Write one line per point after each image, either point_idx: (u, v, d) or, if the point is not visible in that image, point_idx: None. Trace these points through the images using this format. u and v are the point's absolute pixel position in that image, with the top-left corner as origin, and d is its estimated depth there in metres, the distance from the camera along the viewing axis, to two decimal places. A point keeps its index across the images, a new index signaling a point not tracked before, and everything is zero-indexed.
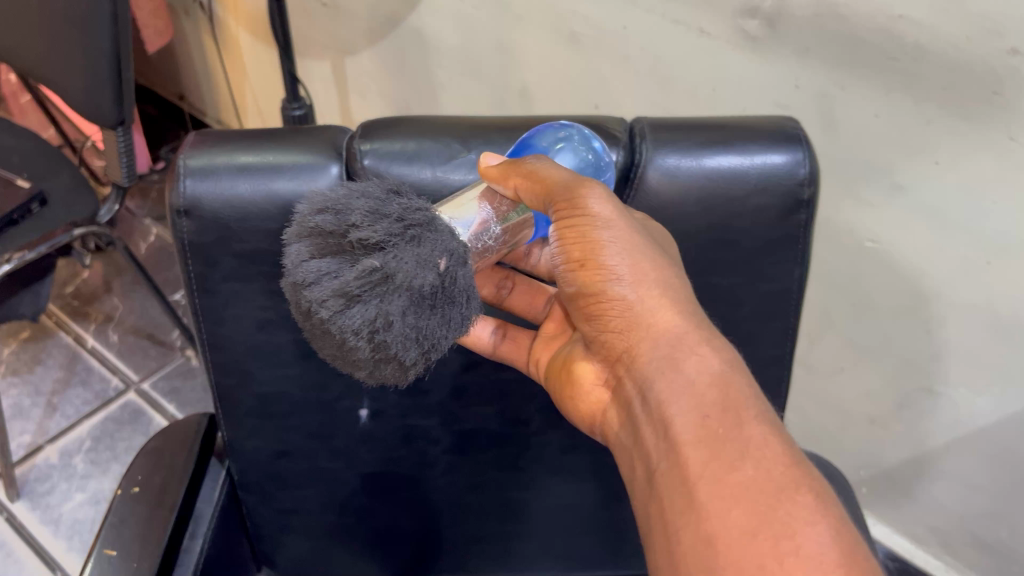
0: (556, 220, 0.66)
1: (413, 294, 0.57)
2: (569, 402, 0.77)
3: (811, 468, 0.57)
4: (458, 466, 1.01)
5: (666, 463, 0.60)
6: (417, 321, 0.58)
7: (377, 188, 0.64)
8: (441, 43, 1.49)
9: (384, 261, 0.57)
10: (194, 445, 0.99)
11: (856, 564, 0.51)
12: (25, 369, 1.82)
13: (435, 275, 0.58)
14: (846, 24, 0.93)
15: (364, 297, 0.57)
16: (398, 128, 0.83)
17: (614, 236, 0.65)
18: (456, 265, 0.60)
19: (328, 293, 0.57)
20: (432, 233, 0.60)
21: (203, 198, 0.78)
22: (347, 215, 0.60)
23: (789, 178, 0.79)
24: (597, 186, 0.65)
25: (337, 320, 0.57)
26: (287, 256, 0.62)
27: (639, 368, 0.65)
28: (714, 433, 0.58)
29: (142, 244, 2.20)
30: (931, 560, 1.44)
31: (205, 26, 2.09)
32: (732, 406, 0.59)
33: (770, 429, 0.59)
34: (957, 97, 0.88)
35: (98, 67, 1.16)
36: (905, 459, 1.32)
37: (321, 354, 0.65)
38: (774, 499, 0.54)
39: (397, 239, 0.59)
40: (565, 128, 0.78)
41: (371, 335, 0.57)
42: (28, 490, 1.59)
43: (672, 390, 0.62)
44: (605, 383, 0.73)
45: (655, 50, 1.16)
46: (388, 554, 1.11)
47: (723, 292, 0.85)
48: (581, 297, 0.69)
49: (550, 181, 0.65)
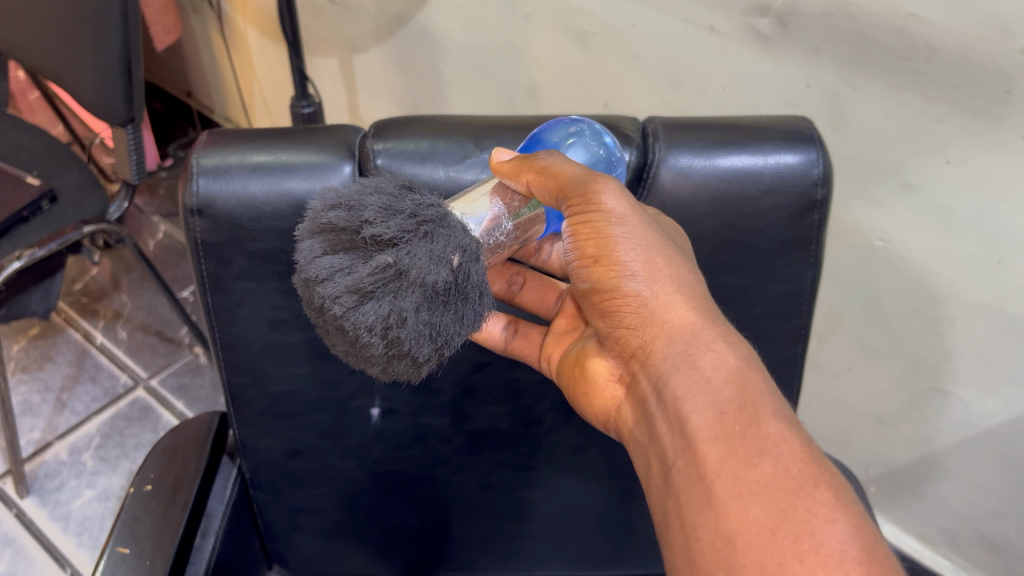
0: (569, 216, 0.67)
1: (427, 290, 0.57)
2: (582, 398, 0.77)
3: (830, 465, 0.57)
4: (468, 465, 1.01)
5: (681, 460, 0.60)
6: (430, 318, 0.58)
7: (389, 184, 0.64)
8: (449, 40, 1.49)
9: (397, 257, 0.57)
10: (205, 443, 1.00)
11: (878, 563, 0.50)
12: (34, 365, 1.82)
13: (448, 271, 0.58)
14: (857, 23, 0.93)
15: (377, 293, 0.57)
16: (411, 127, 0.83)
17: (629, 232, 0.65)
18: (469, 261, 0.60)
19: (342, 289, 0.57)
20: (445, 229, 0.60)
21: (216, 197, 0.78)
22: (360, 211, 0.61)
23: (802, 179, 0.79)
24: (609, 183, 0.65)
25: (350, 316, 0.57)
26: (300, 252, 0.62)
27: (654, 364, 0.65)
28: (731, 430, 0.58)
29: (151, 241, 2.21)
30: (940, 561, 1.44)
31: (213, 23, 2.10)
32: (749, 402, 0.59)
33: (787, 425, 0.58)
34: (969, 97, 0.88)
35: (108, 65, 1.17)
36: (914, 459, 1.32)
37: (334, 351, 0.65)
38: (793, 497, 0.53)
39: (410, 235, 0.59)
40: (576, 122, 0.77)
41: (385, 331, 0.57)
42: (38, 487, 1.60)
43: (688, 386, 0.62)
44: (618, 379, 0.73)
45: (665, 48, 1.15)
46: (398, 553, 1.11)
47: (734, 292, 0.85)
48: (594, 293, 0.69)
49: (564, 177, 0.65)
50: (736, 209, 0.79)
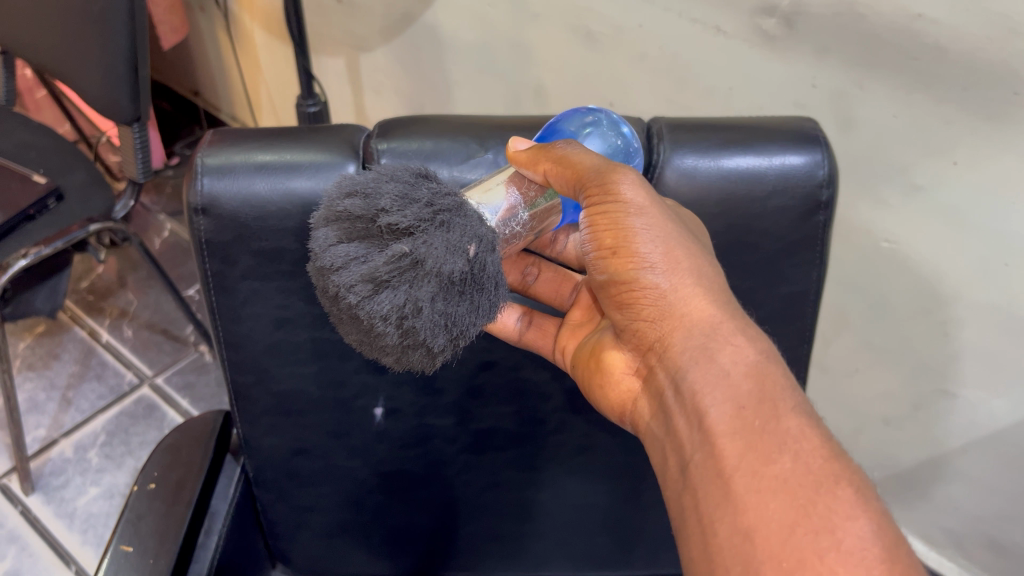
0: (586, 206, 0.67)
1: (443, 280, 0.57)
2: (598, 390, 0.77)
3: (849, 460, 0.56)
4: (473, 465, 1.01)
5: (699, 454, 0.59)
6: (446, 308, 0.58)
7: (405, 172, 0.64)
8: (455, 40, 1.49)
9: (413, 246, 0.57)
10: (209, 442, 1.00)
11: (899, 560, 0.50)
12: (40, 363, 1.83)
13: (465, 261, 0.58)
14: (866, 23, 0.92)
15: (393, 283, 0.57)
16: (416, 127, 0.83)
17: (647, 223, 0.65)
18: (485, 251, 0.60)
19: (357, 278, 0.57)
20: (461, 219, 0.60)
21: (220, 196, 0.78)
22: (375, 199, 0.60)
23: (808, 180, 0.78)
24: (628, 173, 0.66)
25: (365, 305, 0.57)
26: (315, 241, 0.62)
27: (672, 357, 0.65)
28: (750, 425, 0.57)
29: (157, 240, 2.21)
30: (946, 563, 1.44)
31: (220, 22, 2.10)
32: (768, 397, 0.59)
33: (806, 420, 0.58)
34: (979, 97, 0.87)
35: (114, 64, 1.17)
36: (920, 461, 1.31)
37: (349, 340, 0.65)
38: (814, 493, 0.53)
39: (426, 224, 0.58)
40: (593, 112, 0.78)
41: (400, 321, 0.57)
42: (43, 484, 1.60)
43: (706, 380, 0.61)
44: (635, 371, 0.72)
45: (672, 48, 1.15)
46: (403, 553, 1.11)
47: (741, 294, 0.85)
48: (611, 285, 0.69)
49: (581, 167, 0.66)
50: (741, 211, 0.79)
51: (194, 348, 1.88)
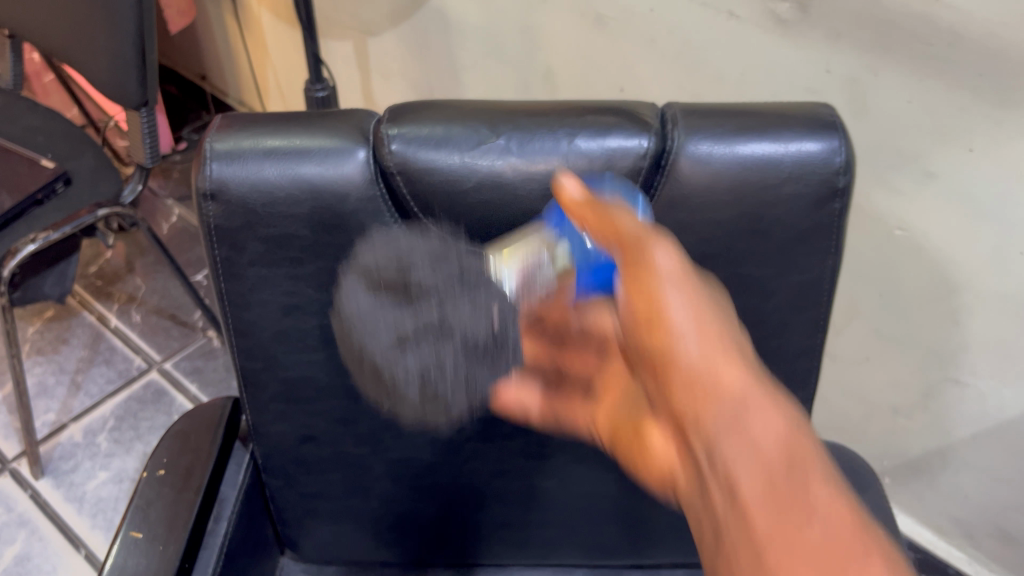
0: (621, 274, 0.65)
1: (469, 346, 0.65)
2: (642, 470, 0.72)
3: (880, 533, 0.55)
4: (482, 453, 1.01)
5: (726, 516, 0.58)
6: (468, 370, 0.66)
7: (434, 241, 0.69)
8: (464, 24, 1.48)
9: (441, 312, 0.64)
10: (219, 428, 1.00)
11: None
12: (49, 348, 1.84)
13: (488, 329, 0.65)
14: (881, 7, 0.92)
15: (420, 344, 0.64)
16: (427, 112, 0.82)
17: (681, 292, 0.64)
18: (510, 322, 0.66)
19: (386, 341, 0.64)
20: (485, 283, 0.66)
21: (229, 181, 0.78)
22: (405, 261, 0.66)
23: (823, 167, 0.77)
24: (666, 242, 0.64)
25: (393, 364, 0.64)
26: (346, 297, 0.69)
27: (704, 429, 0.60)
28: (779, 490, 0.57)
29: (165, 224, 2.21)
30: (955, 552, 1.43)
31: (227, 5, 2.09)
32: (799, 461, 0.58)
33: (839, 489, 0.57)
34: (996, 81, 0.86)
35: (123, 47, 1.16)
36: (928, 450, 1.31)
37: (368, 390, 0.73)
38: (845, 562, 0.53)
39: (452, 287, 0.65)
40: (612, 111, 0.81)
41: (423, 381, 0.65)
42: (53, 468, 1.61)
43: (740, 453, 0.58)
44: (674, 444, 0.67)
45: (683, 33, 1.14)
46: (411, 539, 1.11)
47: (754, 282, 0.84)
48: (645, 355, 0.66)
49: (620, 230, 0.64)
50: (754, 199, 0.78)
51: (202, 335, 1.89)
